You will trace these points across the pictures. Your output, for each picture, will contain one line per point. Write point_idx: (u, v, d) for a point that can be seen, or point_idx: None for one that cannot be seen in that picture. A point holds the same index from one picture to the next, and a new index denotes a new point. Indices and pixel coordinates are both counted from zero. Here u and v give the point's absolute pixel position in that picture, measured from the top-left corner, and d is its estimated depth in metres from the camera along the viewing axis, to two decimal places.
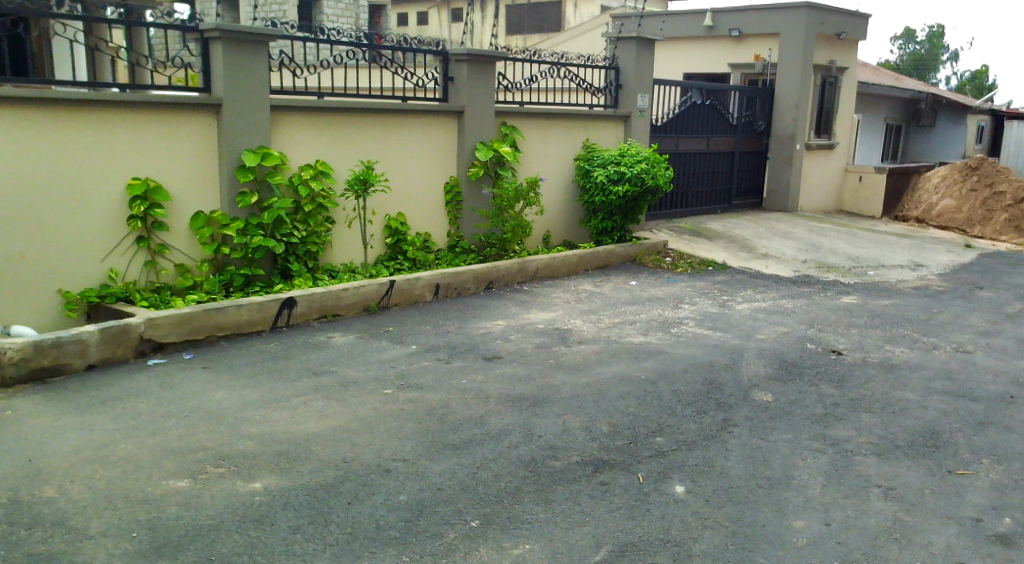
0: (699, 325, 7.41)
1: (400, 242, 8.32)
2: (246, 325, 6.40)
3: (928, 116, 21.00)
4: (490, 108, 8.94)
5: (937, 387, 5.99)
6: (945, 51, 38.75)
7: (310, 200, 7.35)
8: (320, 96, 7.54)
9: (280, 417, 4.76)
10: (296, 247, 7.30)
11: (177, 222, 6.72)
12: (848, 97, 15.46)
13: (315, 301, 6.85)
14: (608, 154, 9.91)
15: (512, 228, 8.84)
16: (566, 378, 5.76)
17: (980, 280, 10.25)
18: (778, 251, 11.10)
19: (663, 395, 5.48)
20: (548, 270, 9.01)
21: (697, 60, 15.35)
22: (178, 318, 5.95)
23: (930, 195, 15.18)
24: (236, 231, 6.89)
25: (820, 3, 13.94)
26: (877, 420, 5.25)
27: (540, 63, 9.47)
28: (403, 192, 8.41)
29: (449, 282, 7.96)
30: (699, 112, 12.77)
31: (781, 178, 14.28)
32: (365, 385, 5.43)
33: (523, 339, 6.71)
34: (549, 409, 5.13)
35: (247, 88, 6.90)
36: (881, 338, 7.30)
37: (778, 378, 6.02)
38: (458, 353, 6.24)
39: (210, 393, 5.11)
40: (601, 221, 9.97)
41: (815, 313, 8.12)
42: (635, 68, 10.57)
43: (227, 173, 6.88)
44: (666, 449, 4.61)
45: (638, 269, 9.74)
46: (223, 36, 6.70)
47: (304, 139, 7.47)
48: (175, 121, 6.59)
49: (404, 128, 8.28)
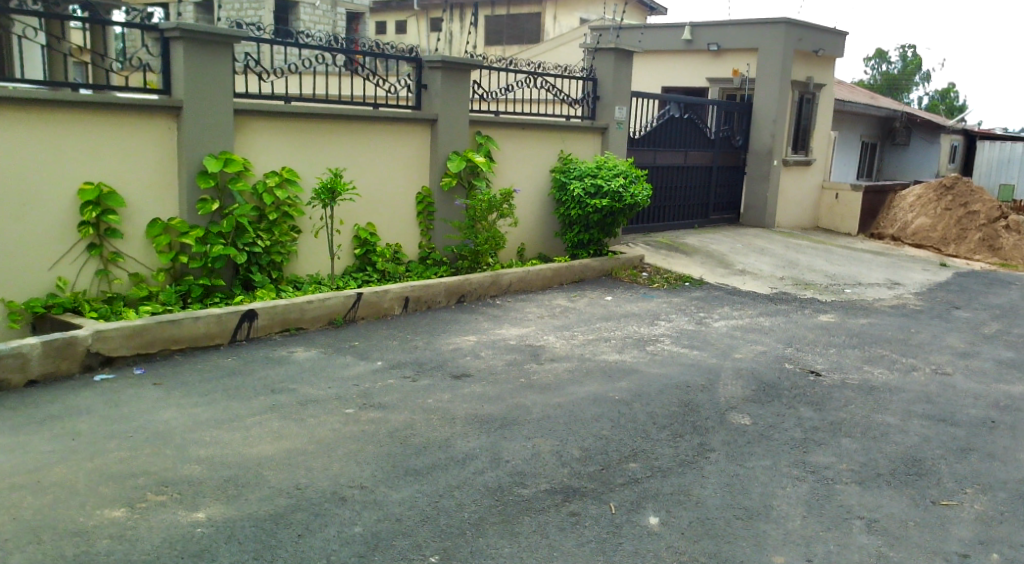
0: (676, 343, 7.22)
1: (369, 253, 8.06)
2: (203, 338, 6.11)
3: (902, 134, 21.08)
4: (465, 118, 8.72)
5: (917, 410, 5.83)
6: (918, 72, 39.10)
7: (275, 208, 7.10)
8: (287, 101, 7.29)
9: (232, 439, 4.49)
10: (259, 257, 7.02)
11: (132, 229, 6.42)
12: (825, 113, 15.41)
13: (277, 314, 6.57)
14: (586, 167, 9.73)
15: (485, 240, 8.61)
16: (537, 398, 5.54)
17: (956, 300, 10.16)
18: (755, 267, 10.96)
19: (637, 418, 5.26)
20: (522, 283, 8.78)
21: (675, 74, 15.21)
22: (128, 331, 5.66)
23: (905, 213, 15.17)
24: (195, 240, 6.60)
25: (799, 19, 13.88)
26: (858, 445, 5.06)
27: (516, 72, 9.27)
28: (373, 201, 8.14)
29: (419, 295, 7.70)
30: (677, 125, 12.64)
31: (757, 194, 14.20)
32: (325, 405, 5.16)
33: (494, 356, 6.46)
34: (518, 431, 4.90)
35: (210, 90, 6.64)
36: (860, 359, 7.15)
37: (756, 399, 5.83)
38: (426, 371, 5.98)
39: (159, 412, 4.83)
40: (577, 233, 9.76)
41: (793, 332, 7.95)
42: (613, 79, 10.38)
43: (188, 178, 6.59)
44: (640, 475, 4.39)
45: (614, 283, 9.55)
46: (184, 36, 6.43)
47: (269, 145, 7.20)
48: (134, 124, 6.31)
49: (375, 136, 8.04)
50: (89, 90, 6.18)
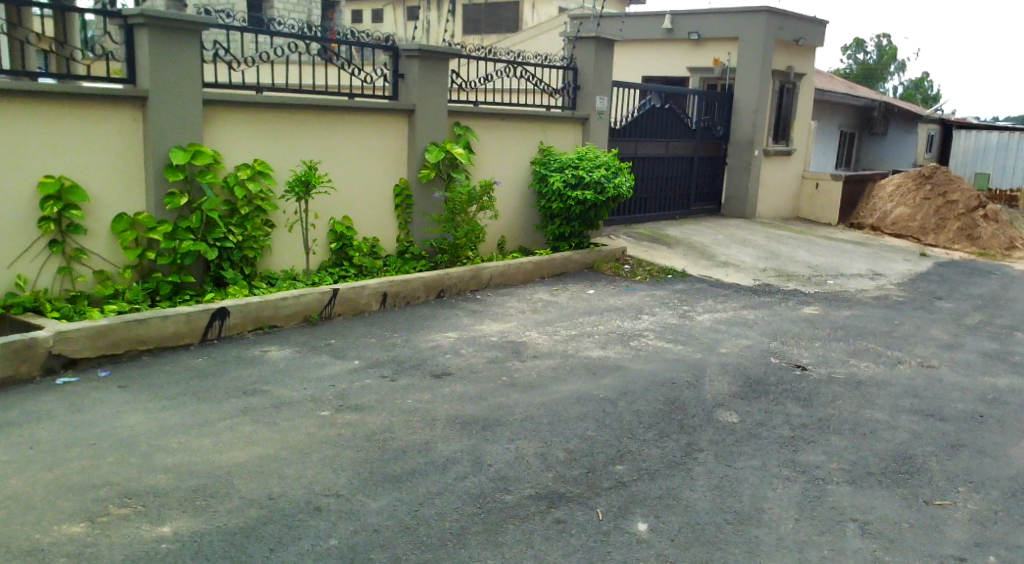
0: (660, 338, 7.08)
1: (346, 248, 7.85)
2: (172, 338, 5.91)
3: (880, 124, 21.07)
4: (443, 108, 8.51)
5: (905, 405, 5.72)
6: (894, 62, 39.16)
7: (247, 202, 6.87)
8: (259, 90, 7.06)
9: (201, 446, 4.32)
10: (231, 253, 6.80)
11: (96, 224, 6.18)
12: (806, 102, 15.33)
13: (250, 312, 6.36)
14: (567, 157, 9.57)
15: (465, 233, 8.41)
16: (520, 397, 5.38)
17: (938, 291, 10.11)
18: (737, 258, 10.86)
19: (623, 417, 5.11)
20: (502, 277, 8.60)
21: (656, 64, 15.07)
22: (92, 332, 5.45)
23: (885, 203, 15.15)
24: (163, 235, 6.38)
25: (779, 8, 13.77)
26: (848, 443, 4.93)
27: (495, 61, 9.08)
28: (349, 194, 7.92)
29: (397, 291, 7.50)
30: (658, 115, 12.49)
31: (739, 185, 14.11)
32: (300, 407, 4.97)
33: (475, 353, 6.28)
34: (501, 433, 4.74)
35: (177, 80, 6.39)
36: (845, 352, 7.04)
37: (742, 396, 5.70)
38: (404, 370, 5.79)
39: (123, 418, 4.65)
40: (559, 226, 9.60)
41: (778, 325, 7.83)
42: (594, 69, 10.21)
43: (155, 172, 6.35)
44: (627, 479, 4.24)
45: (596, 277, 9.40)
46: (149, 23, 6.18)
47: (241, 137, 6.96)
48: (98, 115, 6.07)
49: (350, 127, 7.82)
50: (52, 80, 5.96)
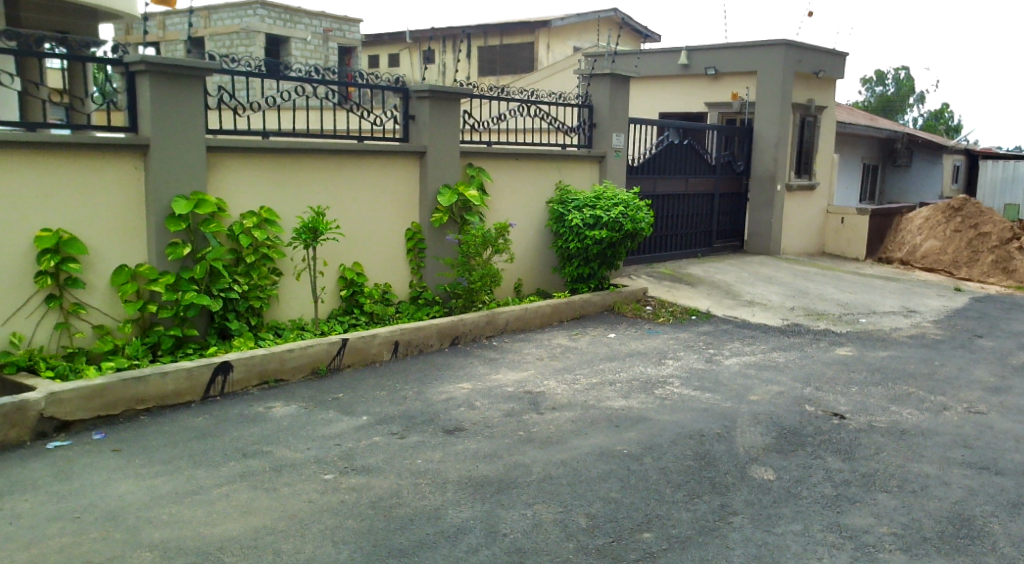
0: (686, 386, 6.69)
1: (356, 294, 7.58)
2: (171, 396, 5.62)
3: (904, 155, 20.61)
4: (454, 149, 8.28)
5: (956, 457, 5.31)
6: (913, 94, 38.80)
7: (253, 250, 6.62)
8: (265, 136, 6.86)
9: (193, 517, 4.02)
10: (236, 303, 6.53)
11: (96, 278, 5.94)
12: (828, 135, 15.01)
13: (254, 365, 6.07)
14: (584, 197, 9.29)
15: (480, 277, 8.12)
16: (538, 454, 5.02)
17: (978, 328, 9.64)
18: (763, 297, 10.48)
19: (649, 476, 4.74)
20: (519, 322, 8.28)
21: (673, 100, 14.85)
22: (87, 392, 5.18)
23: (913, 236, 14.77)
24: (165, 287, 6.13)
25: (798, 41, 13.51)
26: (897, 502, 4.55)
27: (509, 101, 8.86)
28: (359, 239, 7.67)
29: (410, 339, 7.20)
30: (677, 151, 12.22)
31: (762, 220, 13.75)
32: (303, 470, 4.66)
33: (490, 406, 5.93)
34: (517, 496, 4.38)
35: (180, 128, 6.19)
36: (885, 398, 6.61)
37: (777, 449, 5.31)
38: (415, 426, 5.45)
39: (114, 486, 4.36)
40: (576, 267, 9.29)
41: (810, 369, 7.43)
42: (609, 106, 9.96)
43: (156, 222, 6.13)
44: (655, 549, 3.87)
45: (617, 319, 9.06)
46: (150, 70, 6.00)
47: (247, 184, 6.74)
48: (98, 165, 5.87)
49: (360, 171, 7.59)
50: (68, 130, 5.86)
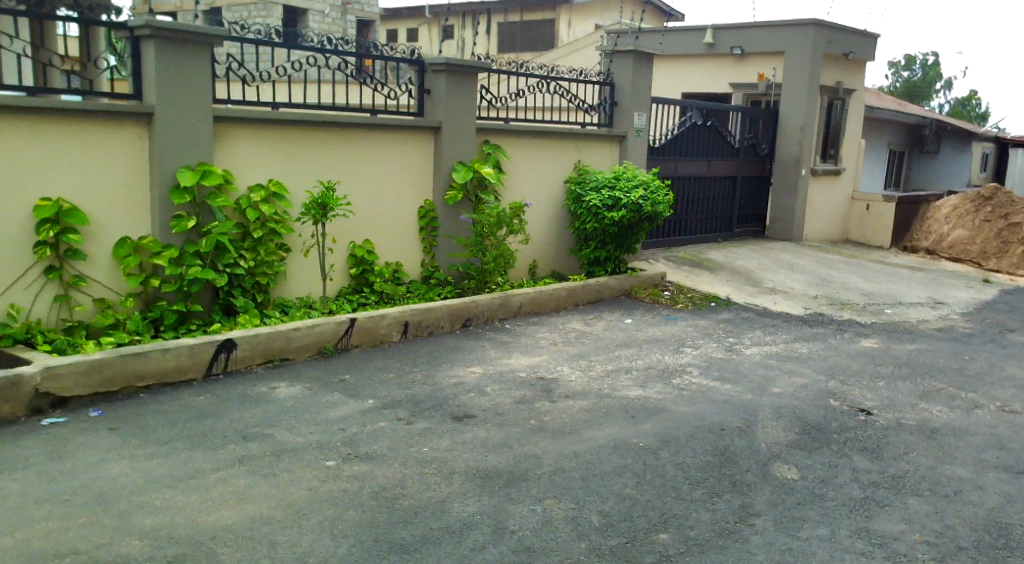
0: (705, 376, 6.44)
1: (366, 273, 7.36)
2: (172, 373, 5.44)
3: (932, 142, 19.98)
4: (471, 125, 8.02)
5: (990, 460, 5.05)
6: (940, 80, 38.00)
7: (260, 225, 6.41)
8: (275, 107, 6.63)
9: (187, 503, 3.82)
10: (242, 279, 6.32)
11: (98, 249, 5.74)
12: (855, 119, 14.61)
13: (259, 343, 5.88)
14: (603, 177, 9.01)
15: (493, 258, 7.87)
16: (550, 445, 4.80)
17: (1008, 322, 9.32)
18: (786, 284, 10.18)
19: (666, 472, 4.51)
20: (533, 304, 8.05)
21: (697, 80, 14.48)
22: (84, 368, 5.00)
23: (941, 224, 14.38)
24: (168, 261, 5.93)
25: (828, 21, 13.10)
26: (929, 507, 4.31)
27: (528, 76, 8.57)
28: (371, 216, 7.44)
29: (420, 320, 6.98)
30: (700, 133, 11.89)
31: (785, 205, 13.40)
32: (304, 455, 4.46)
33: (501, 392, 5.71)
34: (527, 490, 4.16)
35: (186, 96, 5.97)
36: (914, 394, 6.34)
37: (801, 445, 5.07)
38: (423, 412, 5.24)
39: (107, 467, 4.17)
40: (593, 250, 9.03)
41: (835, 361, 7.15)
42: (632, 85, 9.65)
43: (161, 193, 5.92)
44: (672, 551, 3.65)
45: (634, 304, 8.81)
46: (156, 34, 5.76)
47: (255, 157, 6.52)
48: (101, 133, 5.65)
49: (373, 146, 7.35)
50: (79, 96, 5.70)
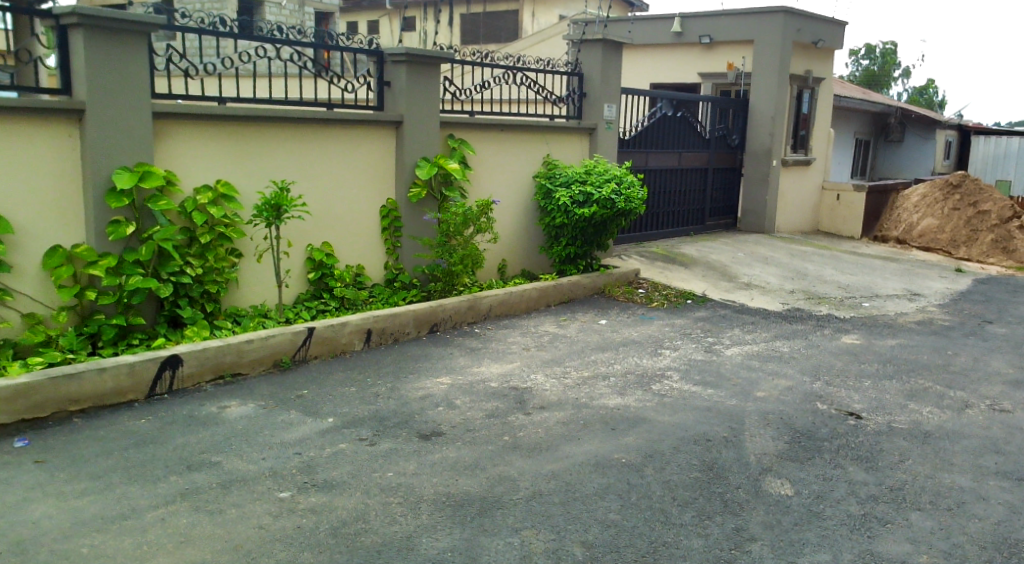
0: (686, 380, 6.10)
1: (325, 277, 6.92)
2: (111, 395, 4.98)
3: (896, 131, 20.22)
4: (434, 119, 7.60)
5: (988, 465, 4.79)
6: (899, 68, 38.20)
7: (207, 229, 5.95)
8: (222, 102, 6.18)
9: (120, 550, 3.40)
10: (188, 287, 5.86)
11: (26, 260, 5.25)
12: (825, 108, 14.43)
13: (208, 358, 5.43)
14: (573, 171, 8.66)
15: (460, 259, 7.47)
16: (526, 464, 4.43)
17: (986, 313, 9.14)
18: (762, 279, 9.91)
19: (653, 492, 4.16)
20: (504, 306, 7.67)
21: (665, 70, 14.19)
22: (9, 393, 4.53)
23: (909, 213, 14.22)
24: (106, 271, 5.45)
25: (797, 8, 12.86)
26: (933, 523, 4.01)
27: (494, 67, 8.18)
28: (328, 217, 7.00)
29: (383, 327, 6.56)
30: (670, 124, 11.58)
31: (756, 197, 13.16)
32: (256, 486, 4.04)
33: (471, 406, 5.32)
34: (502, 520, 3.79)
35: (121, 90, 5.48)
36: (902, 394, 6.07)
37: (792, 456, 4.76)
38: (387, 430, 4.83)
39: (31, 508, 3.72)
40: (564, 247, 8.67)
41: (818, 360, 6.87)
42: (601, 75, 9.29)
43: (96, 196, 5.44)
44: None
45: (608, 303, 8.47)
46: (84, 22, 5.26)
47: (201, 156, 6.05)
48: (25, 132, 5.16)
49: (329, 142, 6.90)
50: (15, 92, 5.26)
